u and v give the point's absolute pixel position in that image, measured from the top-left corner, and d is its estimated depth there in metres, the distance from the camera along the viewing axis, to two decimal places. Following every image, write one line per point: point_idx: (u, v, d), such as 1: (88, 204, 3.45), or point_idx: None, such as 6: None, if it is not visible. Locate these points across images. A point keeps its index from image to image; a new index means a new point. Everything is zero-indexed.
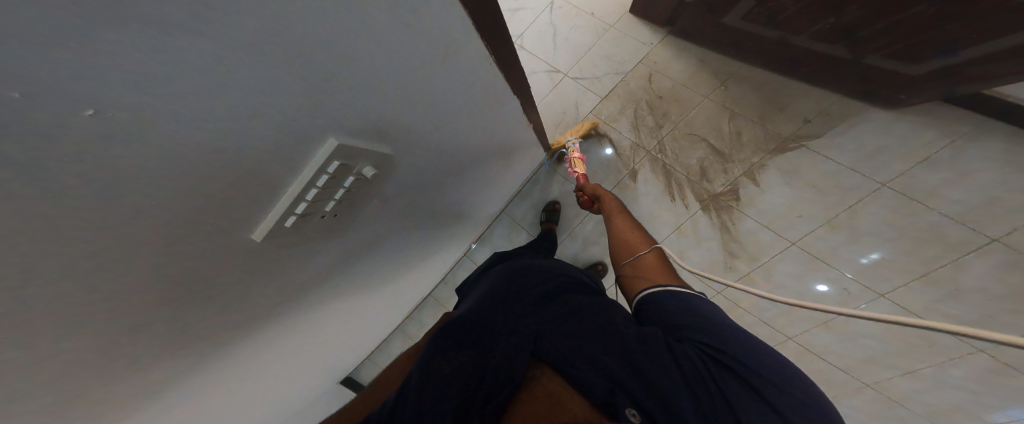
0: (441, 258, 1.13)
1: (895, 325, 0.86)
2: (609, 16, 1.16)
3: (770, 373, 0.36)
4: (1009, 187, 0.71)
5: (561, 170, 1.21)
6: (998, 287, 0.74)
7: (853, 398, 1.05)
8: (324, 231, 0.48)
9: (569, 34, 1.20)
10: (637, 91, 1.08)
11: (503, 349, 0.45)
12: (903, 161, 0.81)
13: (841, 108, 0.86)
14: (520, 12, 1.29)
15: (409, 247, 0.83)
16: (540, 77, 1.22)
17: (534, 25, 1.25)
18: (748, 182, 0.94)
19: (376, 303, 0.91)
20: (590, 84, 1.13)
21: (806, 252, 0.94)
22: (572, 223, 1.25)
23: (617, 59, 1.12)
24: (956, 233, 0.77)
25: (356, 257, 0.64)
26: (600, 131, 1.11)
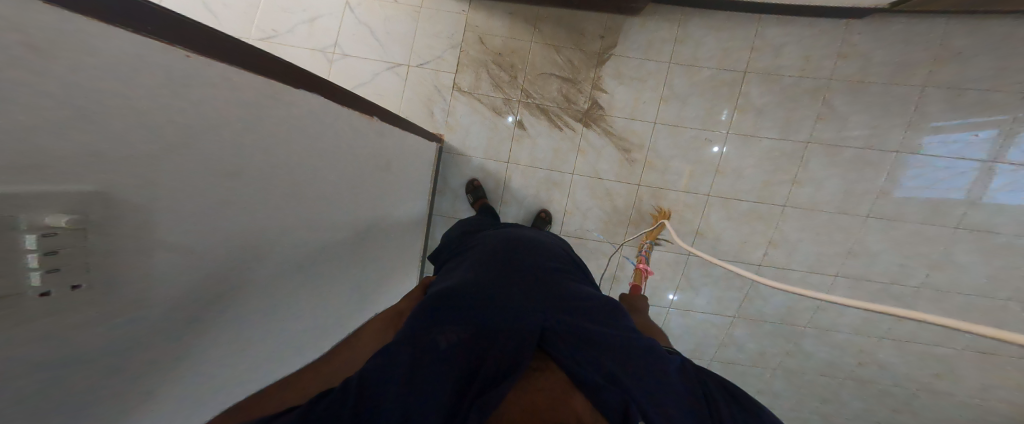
0: (387, 249, 1.03)
1: (752, 146, 1.24)
2: None
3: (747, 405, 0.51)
4: (727, 41, 1.20)
5: (459, 150, 1.33)
6: (772, 98, 1.22)
7: (790, 221, 1.24)
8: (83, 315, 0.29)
9: (386, 27, 1.24)
10: (478, 56, 1.24)
11: (516, 339, 0.56)
12: (668, 44, 1.20)
13: (613, 23, 1.19)
14: (318, 19, 1.24)
15: (353, 208, 0.75)
16: (385, 77, 1.27)
17: (344, 28, 1.24)
18: (601, 93, 1.24)
19: (334, 301, 0.80)
20: (437, 66, 1.26)
21: (668, 125, 1.25)
22: (498, 192, 1.35)
23: (444, 36, 1.24)
24: (726, 75, 1.21)
25: (294, 234, 0.55)
26: (468, 102, 1.29)
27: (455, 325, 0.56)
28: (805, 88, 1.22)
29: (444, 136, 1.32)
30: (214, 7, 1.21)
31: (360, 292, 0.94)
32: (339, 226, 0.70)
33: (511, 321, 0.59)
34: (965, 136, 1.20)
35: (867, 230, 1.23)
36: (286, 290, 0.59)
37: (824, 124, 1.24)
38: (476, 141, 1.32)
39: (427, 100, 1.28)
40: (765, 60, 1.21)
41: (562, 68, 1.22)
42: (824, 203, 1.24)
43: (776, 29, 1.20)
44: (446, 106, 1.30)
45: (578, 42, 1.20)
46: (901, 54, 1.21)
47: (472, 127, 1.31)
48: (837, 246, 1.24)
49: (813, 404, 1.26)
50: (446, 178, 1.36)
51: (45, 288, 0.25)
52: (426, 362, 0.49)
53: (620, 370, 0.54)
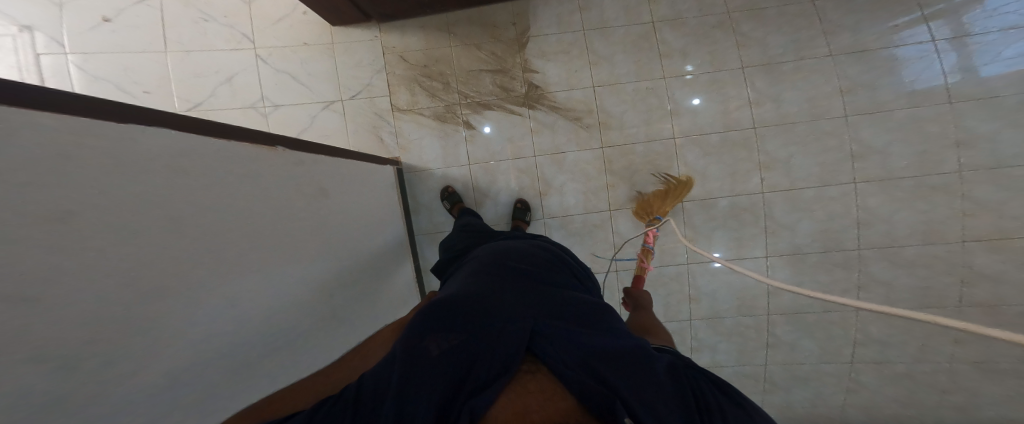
0: (350, 270, 0.87)
1: (700, 83, 1.18)
2: (322, 37, 1.30)
3: None
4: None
5: (420, 166, 1.26)
6: (694, 37, 1.21)
7: (776, 140, 1.10)
8: None
9: (305, 69, 1.29)
10: (405, 73, 1.27)
11: (505, 343, 0.41)
12: (575, 15, 1.21)
13: (518, 8, 1.22)
14: (234, 77, 1.30)
15: (278, 177, 0.63)
16: (321, 116, 1.29)
17: (263, 80, 1.29)
18: (532, 73, 1.22)
19: (293, 342, 0.69)
20: (369, 94, 1.28)
21: (607, 85, 1.19)
22: (471, 192, 1.24)
23: (364, 63, 1.28)
24: (641, 29, 1.21)
25: (215, 205, 0.47)
26: (412, 119, 1.26)
27: (445, 323, 0.43)
28: (715, 25, 1.21)
29: (401, 158, 1.27)
30: (131, 89, 1.26)
31: (343, 333, 0.86)
32: (254, 186, 0.56)
33: (496, 319, 0.44)
34: (918, 33, 1.12)
35: (856, 128, 1.09)
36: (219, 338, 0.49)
37: (754, 46, 1.19)
38: (433, 153, 1.25)
39: (373, 126, 1.28)
40: (667, 7, 1.21)
41: (488, 61, 1.23)
42: (797, 116, 1.11)
43: None
44: (393, 128, 1.27)
45: (494, 34, 1.23)
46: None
47: (424, 141, 1.26)
48: (844, 152, 1.07)
49: (916, 341, 1.02)
50: (416, 197, 1.26)
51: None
52: (418, 369, 0.37)
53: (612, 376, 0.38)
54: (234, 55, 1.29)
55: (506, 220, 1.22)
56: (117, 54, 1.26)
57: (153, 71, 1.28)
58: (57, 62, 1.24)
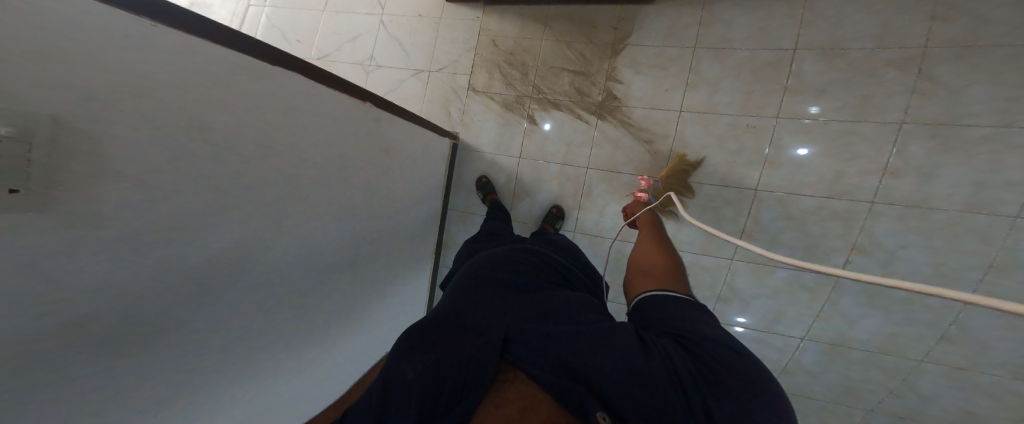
0: (399, 236, 1.12)
1: (814, 131, 1.04)
2: (434, 11, 1.42)
3: (748, 387, 0.40)
4: (765, 17, 1.09)
5: (474, 147, 1.37)
6: (837, 73, 1.05)
7: (882, 220, 0.96)
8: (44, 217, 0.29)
9: (411, 38, 1.44)
10: (491, 57, 1.32)
11: (472, 353, 0.45)
12: (692, 28, 1.14)
13: (626, 12, 1.18)
14: (358, 38, 1.52)
15: (365, 180, 0.84)
16: (409, 82, 1.42)
17: (377, 43, 1.48)
18: (615, 83, 1.20)
19: (359, 296, 0.95)
20: (453, 70, 1.37)
21: (696, 112, 1.14)
22: (507, 186, 1.35)
23: (460, 41, 1.36)
24: (768, 54, 1.09)
25: (317, 210, 0.68)
26: (481, 101, 1.34)
27: (410, 347, 0.46)
28: (888, 61, 1.02)
29: (460, 134, 1.38)
30: (290, 37, 1.59)
31: (376, 290, 1.04)
32: (350, 183, 0.78)
33: (464, 335, 0.48)
34: None
35: (1017, 237, 0.87)
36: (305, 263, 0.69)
37: (924, 98, 0.98)
38: (490, 138, 1.35)
39: (444, 102, 1.37)
40: (820, 32, 1.06)
41: (573, 61, 1.22)
42: (938, 200, 0.92)
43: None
44: (462, 107, 1.36)
45: (590, 35, 1.20)
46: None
47: (485, 124, 1.35)
48: (973, 260, 0.89)
49: None
50: (461, 174, 1.41)
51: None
52: (393, 398, 0.42)
53: (580, 365, 0.42)
54: (364, 18, 1.51)
55: (535, 220, 1.31)
56: (292, 11, 1.60)
57: (308, 24, 1.59)
58: (257, 7, 1.64)
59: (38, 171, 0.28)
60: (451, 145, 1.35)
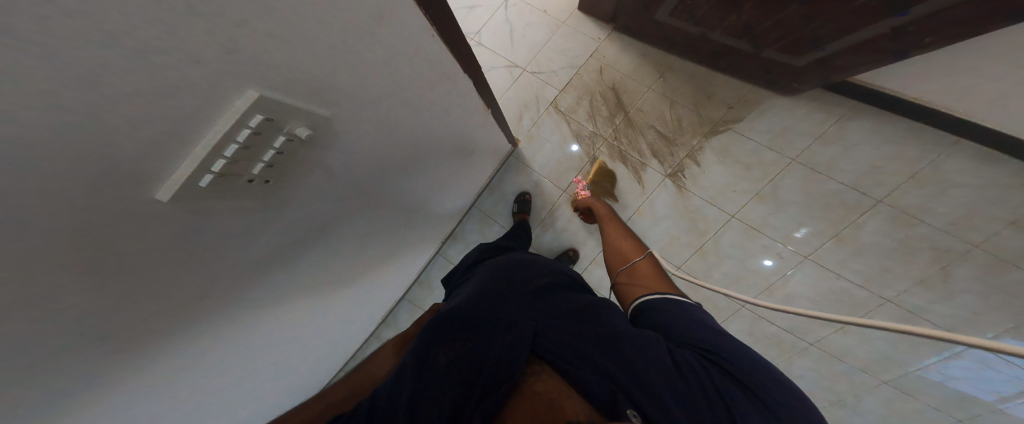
0: (397, 252, 1.07)
1: (823, 281, 1.10)
2: (564, 12, 1.16)
3: (766, 384, 0.50)
4: (881, 156, 0.97)
5: (527, 161, 1.26)
6: (885, 239, 1.04)
7: (804, 358, 1.21)
8: (248, 196, 0.44)
9: (525, 30, 1.19)
10: (589, 83, 1.13)
11: (505, 349, 0.56)
12: (806, 139, 1.00)
13: (754, 95, 1.01)
14: (476, 7, 1.24)
15: (327, 247, 0.73)
16: (498, 74, 1.22)
17: (490, 22, 1.22)
18: (692, 164, 1.09)
19: (337, 303, 0.92)
20: (547, 80, 1.17)
21: (745, 224, 1.10)
22: (542, 213, 1.29)
23: (571, 54, 1.15)
24: (853, 196, 1.01)
25: (282, 235, 0.57)
26: (556, 121, 1.18)
27: (452, 339, 0.58)
28: (933, 246, 1.02)
29: (520, 142, 1.24)
30: None
31: (371, 277, 1.00)
32: (302, 240, 0.64)
33: (494, 330, 0.60)
34: None
35: (872, 394, 1.20)
36: (292, 243, 0.61)
37: (925, 291, 1.06)
38: (545, 160, 1.23)
39: (519, 110, 1.20)
40: (917, 192, 0.98)
41: (666, 123, 1.08)
42: (850, 357, 1.19)
43: (963, 164, 0.94)
44: (534, 120, 1.20)
45: (701, 105, 1.05)
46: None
47: (549, 145, 1.21)
48: (832, 397, 1.23)
49: None
50: (502, 179, 1.32)
51: (254, 176, 0.41)
52: (427, 378, 0.52)
53: (608, 366, 0.53)
54: None
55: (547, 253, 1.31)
56: None
57: None
58: None
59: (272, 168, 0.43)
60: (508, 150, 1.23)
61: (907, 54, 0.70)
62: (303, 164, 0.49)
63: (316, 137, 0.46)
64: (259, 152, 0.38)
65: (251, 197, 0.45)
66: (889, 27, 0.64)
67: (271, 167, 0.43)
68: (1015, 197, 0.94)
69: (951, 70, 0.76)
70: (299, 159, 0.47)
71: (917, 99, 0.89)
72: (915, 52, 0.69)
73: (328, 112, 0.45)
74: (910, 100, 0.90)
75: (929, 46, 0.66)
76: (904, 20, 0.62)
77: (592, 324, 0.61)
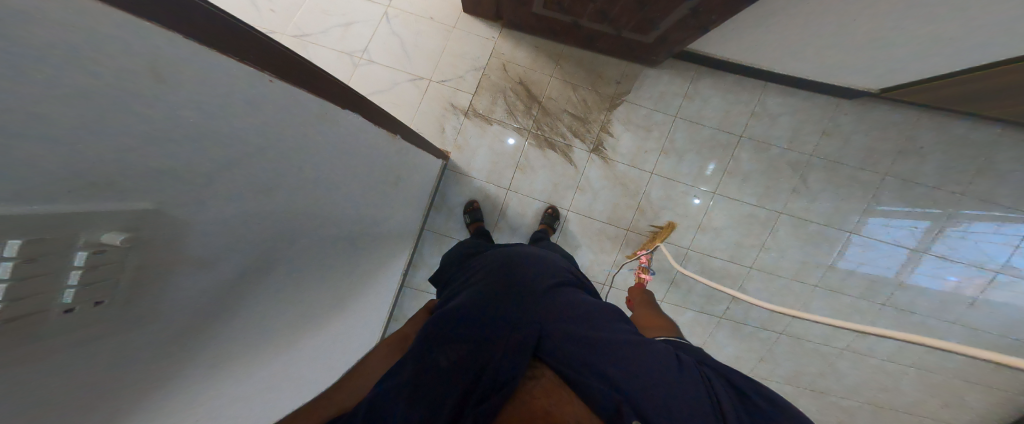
0: (372, 273, 1.00)
1: (737, 208, 1.33)
2: (448, 18, 1.38)
3: (766, 402, 0.50)
4: (729, 104, 1.30)
5: (462, 169, 1.35)
6: (760, 164, 1.33)
7: (753, 282, 1.36)
8: (90, 329, 0.33)
9: (417, 40, 1.38)
10: (499, 81, 1.34)
11: (512, 348, 0.56)
12: (677, 99, 1.30)
13: (630, 70, 1.31)
14: (353, 24, 1.39)
15: (314, 262, 0.68)
16: (404, 87, 1.36)
17: (376, 36, 1.38)
18: (607, 135, 1.31)
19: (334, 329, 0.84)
20: (456, 85, 1.35)
21: (663, 176, 1.31)
22: (493, 216, 1.36)
23: (471, 57, 1.35)
24: (724, 136, 1.31)
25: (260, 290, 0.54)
26: (479, 124, 1.34)
27: (455, 345, 0.58)
28: (789, 161, 1.34)
29: (450, 154, 1.34)
30: (261, 4, 1.37)
31: (355, 298, 0.92)
32: (267, 263, 0.54)
33: (499, 332, 0.59)
34: (906, 224, 1.34)
35: (812, 298, 1.38)
36: (215, 302, 0.46)
37: (801, 196, 1.34)
38: (482, 163, 1.34)
39: (439, 116, 1.34)
40: (761, 125, 1.32)
41: (575, 105, 1.31)
42: (784, 271, 1.36)
43: (777, 99, 1.32)
44: (458, 128, 1.34)
45: (595, 84, 1.31)
46: (869, 142, 1.35)
47: (479, 150, 1.34)
48: (788, 311, 1.37)
49: None
50: (444, 195, 1.36)
51: (72, 305, 0.30)
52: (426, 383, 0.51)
53: (609, 371, 0.53)
54: (364, 5, 1.39)
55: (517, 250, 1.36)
56: None
57: None
58: None
59: (116, 282, 0.33)
60: (441, 166, 1.29)
61: (710, 26, 1.00)
62: (169, 267, 0.37)
63: (154, 240, 0.34)
64: (56, 276, 0.28)
65: (92, 329, 0.33)
66: (687, 9, 0.94)
67: (111, 283, 0.32)
68: (814, 114, 1.34)
69: (740, 35, 1.13)
70: (144, 268, 0.35)
71: (730, 59, 1.25)
72: (711, 25, 1.00)
73: (193, 206, 0.37)
74: (727, 58, 1.26)
75: (716, 21, 0.97)
76: (693, 5, 0.92)
77: (593, 326, 0.62)
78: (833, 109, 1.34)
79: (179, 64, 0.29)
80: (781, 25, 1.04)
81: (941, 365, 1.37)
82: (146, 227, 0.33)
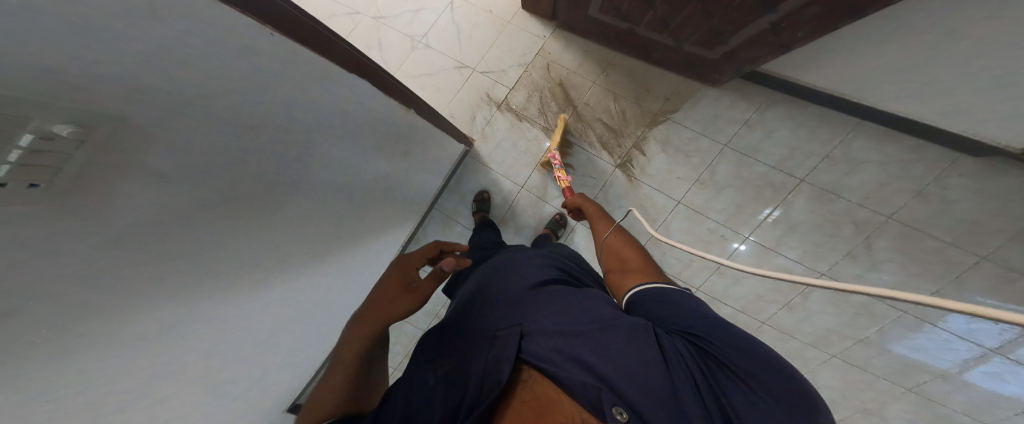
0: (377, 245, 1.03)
1: (766, 260, 1.16)
2: (508, 13, 1.23)
3: (756, 368, 0.41)
4: (797, 139, 1.08)
5: (484, 159, 1.29)
6: (813, 216, 1.13)
7: (761, 337, 1.26)
8: (39, 220, 0.26)
9: (473, 32, 1.25)
10: (539, 81, 1.20)
11: (487, 354, 0.49)
12: (734, 125, 1.10)
13: (686, 88, 1.11)
14: (422, 10, 1.30)
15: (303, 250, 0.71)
16: (449, 74, 1.27)
17: (437, 24, 1.28)
18: (638, 154, 1.16)
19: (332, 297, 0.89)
20: (499, 78, 1.23)
21: (690, 208, 1.17)
22: (500, 211, 1.32)
23: (519, 53, 1.22)
24: (779, 177, 1.11)
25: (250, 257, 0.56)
26: (510, 118, 1.24)
27: (438, 362, 0.53)
28: (854, 219, 1.12)
29: (476, 142, 1.28)
30: None
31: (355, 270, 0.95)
32: (248, 217, 0.52)
33: (478, 339, 0.53)
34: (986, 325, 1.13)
35: (824, 367, 1.26)
36: (182, 264, 0.43)
37: (853, 262, 1.14)
38: (501, 158, 1.27)
39: (474, 110, 1.25)
40: (833, 172, 1.09)
41: (612, 116, 1.15)
42: (801, 334, 1.24)
43: (866, 144, 1.06)
44: (489, 119, 1.25)
45: (641, 96, 1.14)
46: (977, 216, 1.06)
47: (504, 142, 1.26)
48: None
49: None
50: (461, 179, 1.34)
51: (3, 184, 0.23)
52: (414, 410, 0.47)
53: (589, 358, 0.45)
54: None
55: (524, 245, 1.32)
56: None
57: None
58: None
59: (69, 170, 0.26)
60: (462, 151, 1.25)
61: (793, 45, 0.79)
62: (131, 159, 0.31)
63: (112, 143, 0.29)
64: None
65: (45, 218, 0.27)
66: (768, 22, 0.74)
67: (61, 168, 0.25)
68: (912, 170, 1.07)
69: (838, 58, 0.89)
70: (97, 161, 0.29)
71: (819, 87, 1.01)
72: (795, 45, 0.78)
73: (155, 249, 0.39)
74: (813, 86, 1.02)
75: (803, 39, 0.76)
76: (777, 17, 0.72)
77: (570, 307, 0.53)
78: (943, 169, 1.06)
79: (119, 155, 0.30)
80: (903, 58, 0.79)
81: None
82: (98, 127, 0.27)
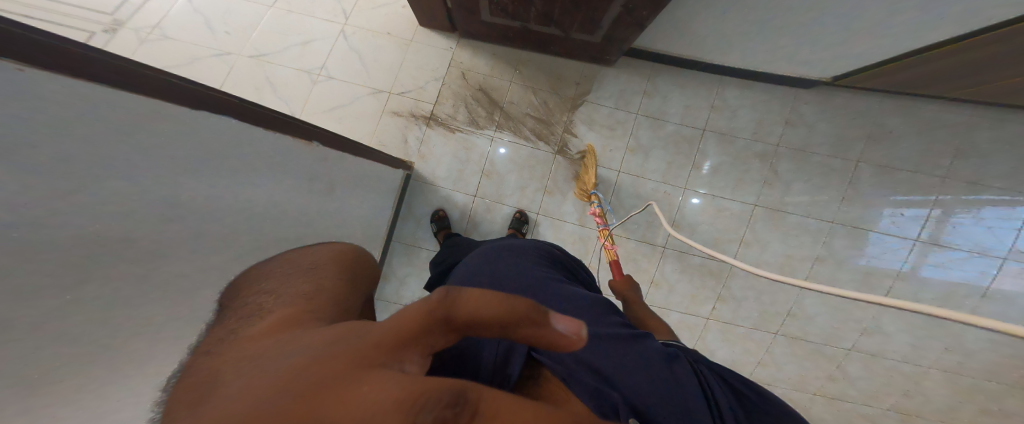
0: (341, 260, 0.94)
1: (710, 204, 1.29)
2: (405, 33, 1.43)
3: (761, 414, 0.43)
4: (688, 99, 1.32)
5: (429, 180, 1.34)
6: (726, 156, 1.31)
7: (739, 279, 1.28)
8: None
9: (375, 54, 1.42)
10: (460, 90, 1.37)
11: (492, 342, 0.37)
12: (637, 97, 1.33)
13: (589, 72, 1.35)
14: (311, 43, 1.44)
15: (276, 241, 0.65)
16: (362, 99, 1.39)
17: (334, 52, 1.43)
18: (570, 135, 1.31)
19: None
20: (417, 95, 1.38)
21: (630, 174, 1.29)
22: (461, 224, 1.32)
23: (429, 68, 1.40)
24: (687, 130, 1.31)
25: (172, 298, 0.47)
26: (442, 133, 1.35)
27: None
28: (755, 152, 1.32)
29: (415, 164, 1.35)
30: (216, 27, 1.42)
31: None
32: (181, 187, 0.48)
33: None
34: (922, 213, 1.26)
35: (804, 295, 1.28)
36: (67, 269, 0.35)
37: (774, 187, 1.31)
38: (445, 172, 1.33)
39: (404, 129, 1.36)
40: (722, 119, 1.32)
41: (537, 107, 1.33)
42: (768, 266, 1.29)
43: (734, 93, 1.34)
44: (421, 139, 1.35)
45: (556, 86, 1.34)
46: (838, 129, 1.33)
47: (443, 158, 1.34)
48: (778, 308, 1.28)
49: None
50: (410, 206, 1.33)
51: None
52: None
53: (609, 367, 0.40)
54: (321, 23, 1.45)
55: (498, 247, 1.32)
56: None
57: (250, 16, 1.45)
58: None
59: None
60: (404, 175, 1.30)
61: (645, 23, 1.04)
62: None
63: None
64: None
65: None
66: (620, 6, 0.98)
67: None
68: (772, 105, 1.34)
69: (682, 31, 1.17)
70: None
71: (684, 56, 1.30)
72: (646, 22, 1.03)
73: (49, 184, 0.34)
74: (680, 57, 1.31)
75: (646, 17, 1.00)
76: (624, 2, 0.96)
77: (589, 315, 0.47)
78: (794, 100, 1.35)
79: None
80: (721, 22, 1.08)
81: (962, 362, 1.24)
82: None
